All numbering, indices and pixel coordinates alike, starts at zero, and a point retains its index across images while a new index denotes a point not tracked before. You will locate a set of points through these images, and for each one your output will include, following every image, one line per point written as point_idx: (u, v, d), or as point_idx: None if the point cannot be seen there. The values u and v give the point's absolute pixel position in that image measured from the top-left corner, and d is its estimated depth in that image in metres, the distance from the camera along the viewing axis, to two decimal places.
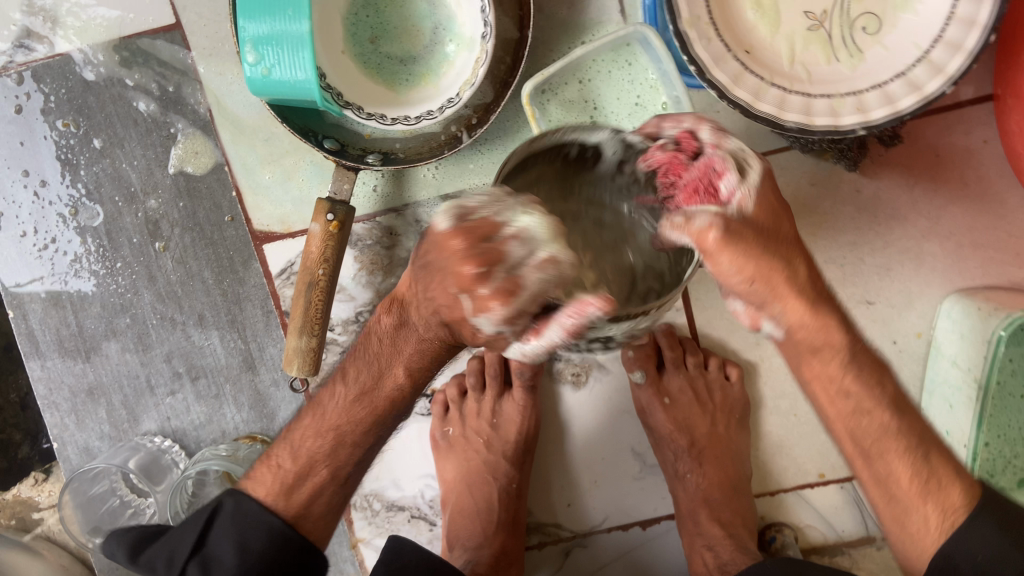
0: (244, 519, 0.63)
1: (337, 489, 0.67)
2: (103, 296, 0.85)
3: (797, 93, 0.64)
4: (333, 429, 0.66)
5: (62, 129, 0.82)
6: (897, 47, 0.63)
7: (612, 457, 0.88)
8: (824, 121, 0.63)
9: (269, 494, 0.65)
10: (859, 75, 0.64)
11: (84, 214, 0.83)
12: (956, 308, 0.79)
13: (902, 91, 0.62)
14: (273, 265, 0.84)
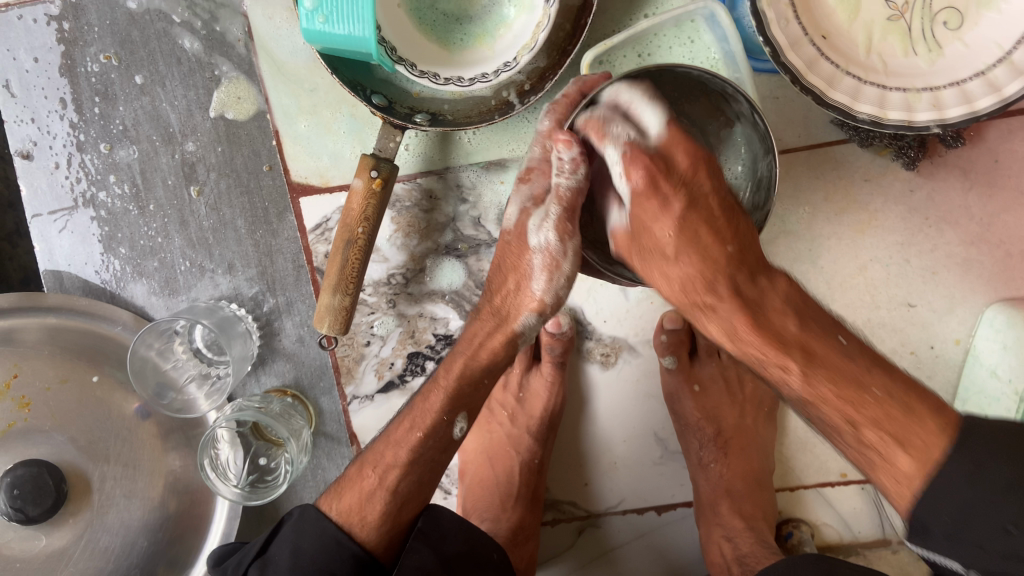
0: (317, 529, 0.62)
1: (415, 497, 0.65)
2: (132, 237, 0.83)
3: (871, 84, 0.62)
4: (409, 434, 0.65)
5: (103, 62, 0.80)
6: (977, 46, 0.61)
7: (635, 440, 0.87)
8: (898, 115, 0.62)
9: (357, 513, 0.63)
10: (936, 71, 0.62)
11: (120, 151, 0.82)
12: (999, 317, 0.77)
13: (981, 90, 0.60)
14: (308, 219, 0.82)
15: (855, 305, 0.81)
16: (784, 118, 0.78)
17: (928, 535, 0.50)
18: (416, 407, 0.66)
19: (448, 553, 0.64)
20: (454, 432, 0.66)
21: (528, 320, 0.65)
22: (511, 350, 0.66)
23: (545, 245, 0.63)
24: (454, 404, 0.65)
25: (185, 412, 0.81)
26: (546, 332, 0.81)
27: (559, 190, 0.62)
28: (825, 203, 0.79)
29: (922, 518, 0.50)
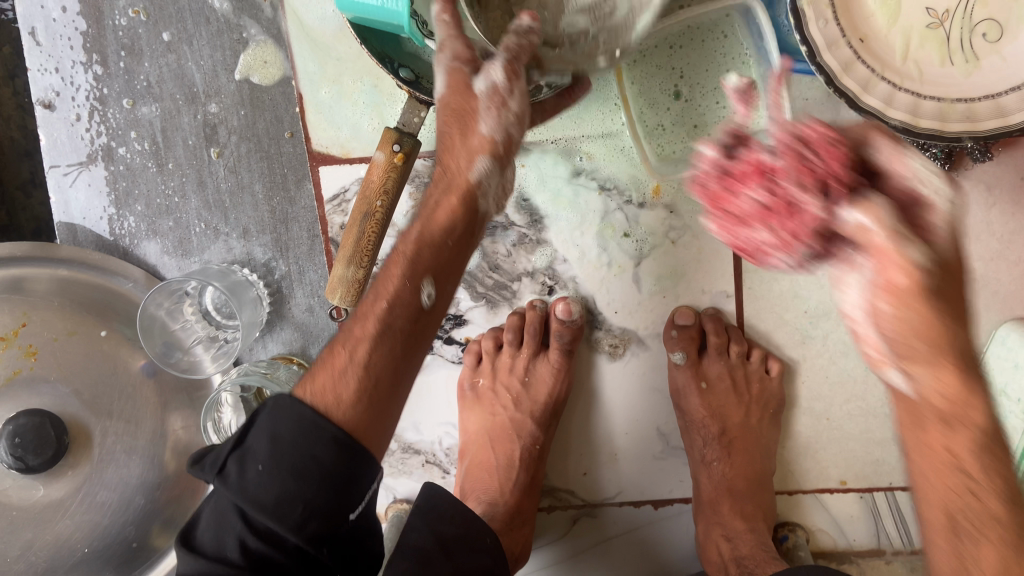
0: (297, 414, 0.51)
1: (390, 373, 0.56)
2: (148, 194, 0.83)
3: (906, 91, 0.61)
4: (374, 304, 0.57)
5: (132, 17, 0.80)
6: (1015, 59, 0.60)
7: (637, 434, 0.87)
8: (931, 123, 0.61)
9: (338, 383, 0.53)
10: (972, 82, 0.61)
11: (142, 107, 0.81)
12: (1012, 336, 0.77)
13: (1017, 104, 0.60)
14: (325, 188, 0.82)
15: None
16: (811, 121, 0.77)
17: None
18: (373, 284, 0.59)
19: (446, 535, 0.62)
20: (423, 301, 0.59)
21: (484, 165, 0.63)
22: (470, 210, 0.64)
23: (492, 88, 0.61)
24: (413, 269, 0.59)
25: (191, 372, 0.82)
26: (555, 318, 0.81)
27: (498, 93, 0.61)
28: None
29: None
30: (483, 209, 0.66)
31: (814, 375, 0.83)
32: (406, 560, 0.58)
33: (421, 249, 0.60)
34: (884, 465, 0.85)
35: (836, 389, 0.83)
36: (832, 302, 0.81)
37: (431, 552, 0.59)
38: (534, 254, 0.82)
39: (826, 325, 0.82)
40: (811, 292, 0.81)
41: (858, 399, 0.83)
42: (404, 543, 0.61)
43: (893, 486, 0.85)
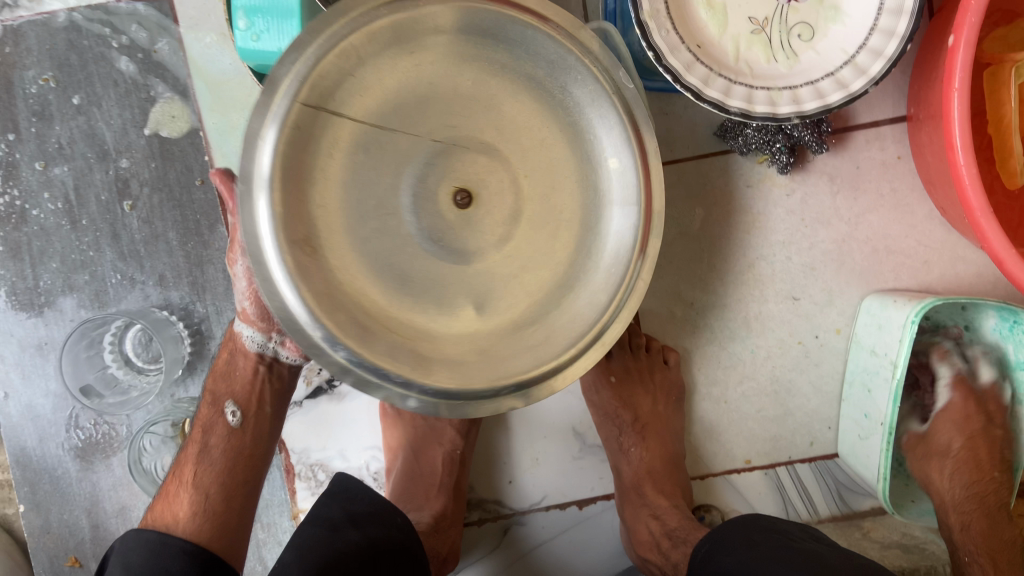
0: (142, 539, 0.72)
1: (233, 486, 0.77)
2: (63, 252, 0.86)
3: (740, 84, 0.73)
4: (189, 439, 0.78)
5: (42, 85, 0.84)
6: (827, 52, 0.73)
7: (555, 436, 0.92)
8: (764, 109, 0.73)
9: (176, 502, 0.75)
10: (795, 73, 0.74)
11: (54, 168, 0.85)
12: (873, 303, 0.87)
13: (831, 88, 0.73)
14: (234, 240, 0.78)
15: (745, 301, 0.90)
16: (673, 131, 0.87)
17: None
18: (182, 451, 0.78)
19: (356, 512, 0.70)
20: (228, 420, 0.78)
21: None
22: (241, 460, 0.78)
23: None
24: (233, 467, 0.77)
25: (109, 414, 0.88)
26: None
27: None
28: (714, 207, 0.89)
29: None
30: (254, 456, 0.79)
31: (705, 363, 0.91)
32: (315, 527, 0.67)
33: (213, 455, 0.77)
34: (782, 440, 0.92)
35: (730, 373, 0.91)
36: (714, 294, 0.90)
37: (339, 520, 0.68)
38: None
39: (712, 314, 0.90)
40: (694, 287, 0.90)
41: (750, 380, 0.91)
42: (314, 513, 0.69)
43: (792, 459, 0.92)
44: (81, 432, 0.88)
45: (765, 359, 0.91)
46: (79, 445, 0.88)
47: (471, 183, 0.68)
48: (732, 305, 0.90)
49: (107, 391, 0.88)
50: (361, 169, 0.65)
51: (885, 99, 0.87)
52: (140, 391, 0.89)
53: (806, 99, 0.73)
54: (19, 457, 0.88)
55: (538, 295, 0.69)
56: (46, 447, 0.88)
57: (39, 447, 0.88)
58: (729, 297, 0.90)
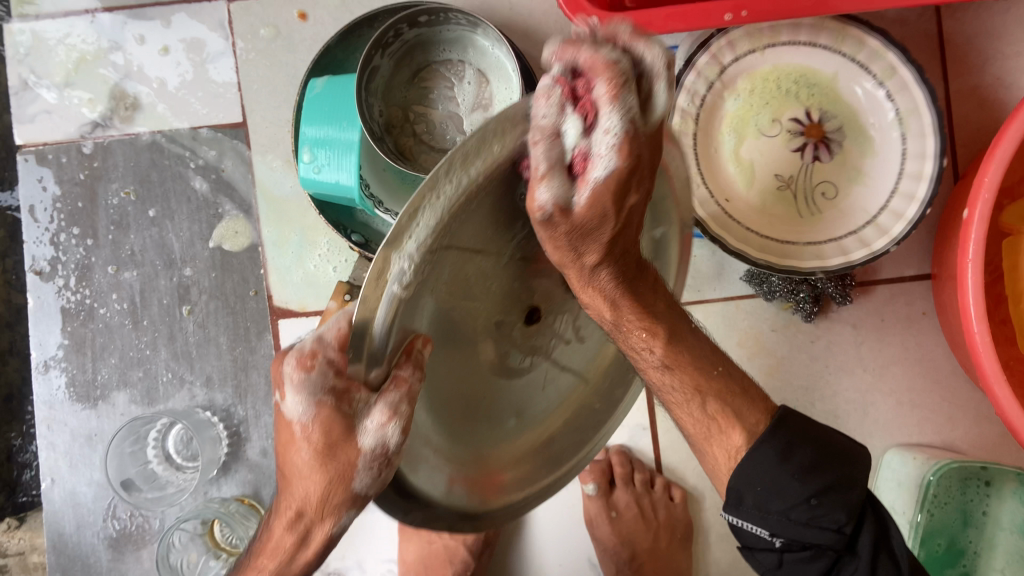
0: None
1: None
2: (122, 350, 0.93)
3: (768, 238, 0.78)
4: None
5: (123, 197, 0.93)
6: (850, 211, 0.78)
7: (571, 565, 0.91)
8: (789, 262, 0.76)
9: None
10: (818, 229, 0.78)
11: (124, 273, 0.93)
12: (895, 458, 0.87)
13: (854, 245, 0.76)
14: (305, 384, 0.45)
15: None
16: (701, 273, 0.91)
17: (741, 504, 0.58)
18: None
19: None
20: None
21: None
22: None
23: None
24: None
25: (144, 505, 0.91)
26: None
27: None
28: (738, 348, 0.91)
29: (737, 487, 0.58)
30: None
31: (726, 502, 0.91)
32: None
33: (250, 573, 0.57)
34: None
35: None
36: None
37: None
38: None
39: None
40: None
41: None
42: None
43: None
44: (117, 523, 0.92)
45: None
46: (112, 535, 0.92)
47: (544, 300, 0.55)
48: None
49: (146, 484, 0.93)
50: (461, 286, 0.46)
51: (911, 255, 0.90)
52: (176, 487, 0.93)
53: (829, 253, 0.77)
54: (57, 542, 0.93)
55: (587, 424, 0.63)
56: (83, 534, 0.92)
57: (76, 533, 0.93)
58: None
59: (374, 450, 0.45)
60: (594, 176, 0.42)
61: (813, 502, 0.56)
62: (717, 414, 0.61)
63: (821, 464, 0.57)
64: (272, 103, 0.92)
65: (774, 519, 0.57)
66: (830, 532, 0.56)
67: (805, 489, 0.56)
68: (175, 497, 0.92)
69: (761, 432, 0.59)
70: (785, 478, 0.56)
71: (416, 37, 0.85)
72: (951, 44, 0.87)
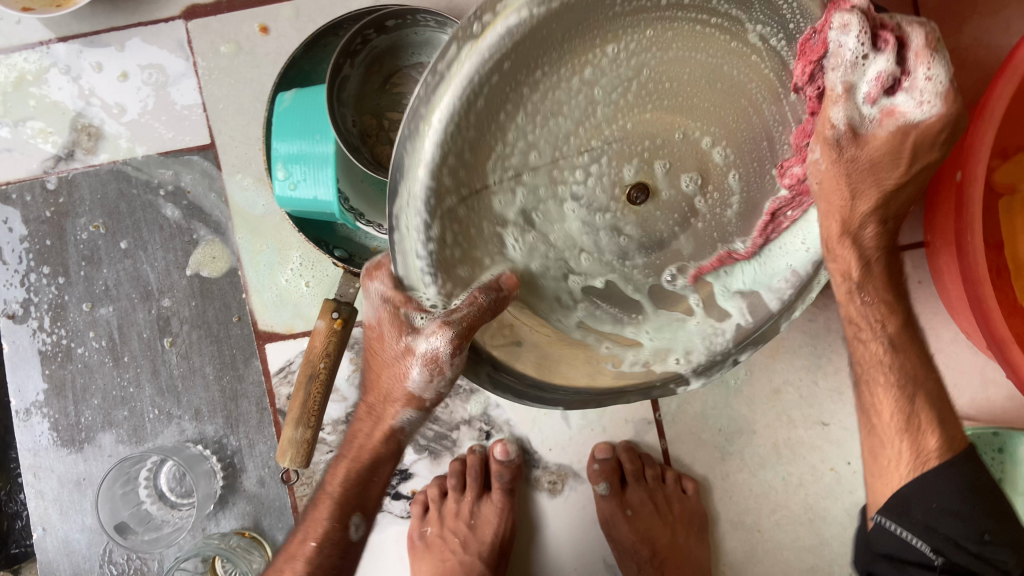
0: None
1: None
2: (105, 389, 0.90)
3: None
4: (304, 546, 0.65)
5: (92, 231, 0.89)
6: None
7: (586, 568, 0.89)
8: None
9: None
10: None
11: (100, 309, 0.90)
12: None
13: None
14: (383, 288, 0.56)
15: (774, 426, 0.89)
16: None
17: (908, 515, 0.63)
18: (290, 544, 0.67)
19: None
20: (352, 532, 0.66)
21: None
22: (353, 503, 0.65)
23: None
24: (343, 509, 0.65)
25: (142, 547, 0.88)
26: (495, 459, 0.87)
27: None
28: None
29: (909, 497, 0.63)
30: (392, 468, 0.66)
31: (741, 488, 0.90)
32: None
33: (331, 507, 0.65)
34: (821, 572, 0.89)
35: (762, 501, 0.89)
36: (741, 419, 0.89)
37: None
38: (469, 402, 0.89)
39: (740, 441, 0.89)
40: (720, 413, 0.89)
41: (783, 509, 0.89)
42: None
43: None
44: (115, 568, 0.89)
45: (798, 486, 0.89)
46: None
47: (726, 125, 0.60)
48: (761, 430, 0.89)
49: (141, 527, 0.90)
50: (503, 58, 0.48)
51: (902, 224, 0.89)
52: (174, 525, 0.90)
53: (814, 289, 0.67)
54: None
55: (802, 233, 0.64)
56: None
57: None
58: (758, 422, 0.89)
59: (426, 358, 0.57)
60: (904, 112, 0.54)
61: (988, 538, 0.61)
62: (952, 439, 0.64)
63: (1001, 516, 0.62)
64: (240, 122, 0.89)
65: (942, 539, 0.62)
66: (987, 564, 0.61)
67: (983, 524, 0.61)
68: (174, 535, 0.89)
69: (958, 457, 0.63)
70: (960, 515, 0.61)
71: (384, 42, 0.83)
72: (925, 10, 0.86)
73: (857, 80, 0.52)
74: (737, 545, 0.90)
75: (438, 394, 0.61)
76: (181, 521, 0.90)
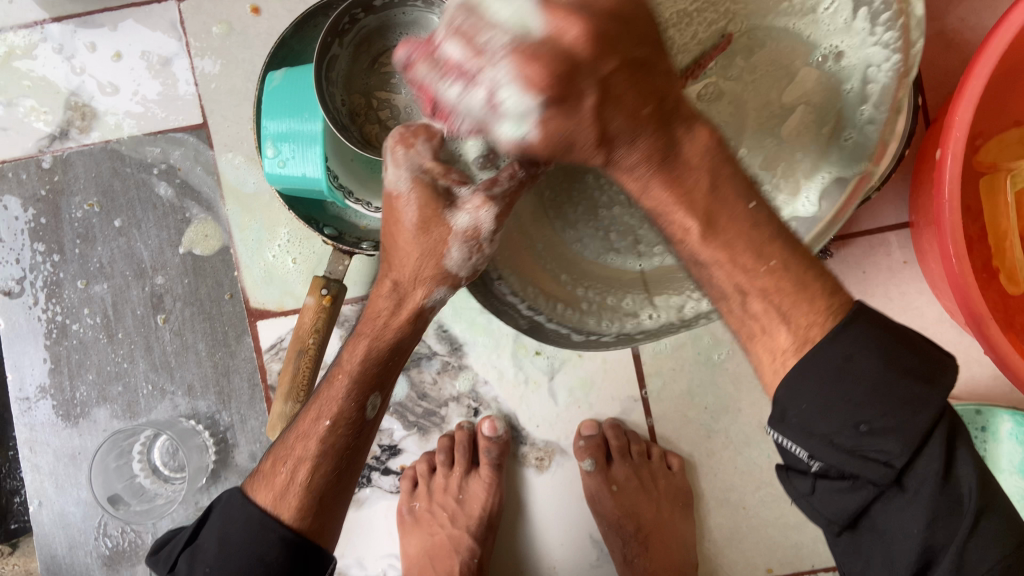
0: (244, 514, 0.63)
1: (332, 489, 0.65)
2: (99, 364, 0.91)
3: None
4: (316, 424, 0.65)
5: (87, 209, 0.91)
6: None
7: (572, 543, 0.91)
8: None
9: (284, 501, 0.63)
10: None
11: (94, 286, 0.91)
12: None
13: None
14: (415, 160, 0.61)
15: (759, 404, 0.90)
16: None
17: (785, 421, 0.49)
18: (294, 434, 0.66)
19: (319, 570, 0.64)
20: (366, 413, 0.67)
21: None
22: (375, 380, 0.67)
23: None
24: (362, 387, 0.66)
25: (135, 520, 0.89)
26: (482, 435, 0.88)
27: None
28: None
29: (784, 399, 0.49)
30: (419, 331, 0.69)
31: (727, 466, 0.91)
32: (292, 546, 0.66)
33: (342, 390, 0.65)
34: (805, 549, 0.90)
35: (747, 478, 0.90)
36: (727, 397, 0.90)
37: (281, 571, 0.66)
38: (457, 378, 0.90)
39: (726, 419, 0.90)
40: (706, 391, 0.90)
41: (768, 486, 0.90)
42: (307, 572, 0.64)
43: (816, 568, 0.90)
44: (109, 540, 0.91)
45: (782, 464, 0.90)
46: (106, 553, 0.90)
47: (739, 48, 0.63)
48: (747, 408, 0.90)
49: (134, 499, 0.91)
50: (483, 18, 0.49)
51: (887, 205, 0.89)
52: (167, 499, 0.91)
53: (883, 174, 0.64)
54: (50, 565, 0.91)
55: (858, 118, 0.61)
56: (75, 555, 0.90)
57: (69, 554, 0.91)
58: (743, 400, 0.90)
59: (468, 226, 0.62)
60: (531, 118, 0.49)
61: (864, 429, 0.46)
62: (831, 303, 0.50)
63: (885, 386, 0.46)
64: (233, 102, 0.90)
65: (817, 440, 0.47)
66: (879, 465, 0.46)
67: (855, 411, 0.46)
68: (167, 509, 0.91)
69: (831, 330, 0.48)
70: (846, 398, 0.46)
71: (373, 22, 0.84)
72: None
73: (474, 111, 0.50)
74: (722, 522, 0.91)
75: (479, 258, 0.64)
76: (174, 495, 0.92)
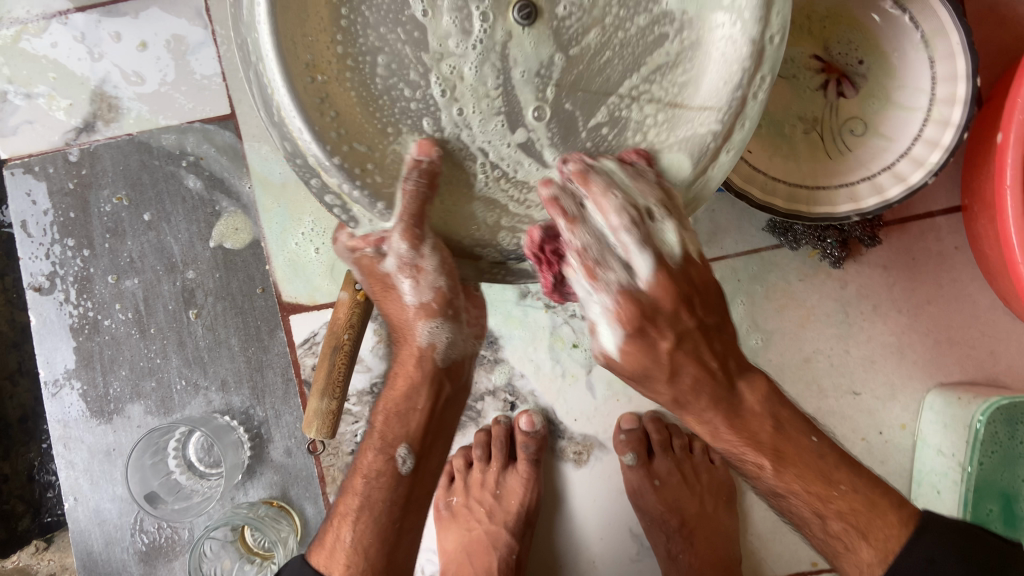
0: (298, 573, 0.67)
1: (386, 544, 0.67)
2: (132, 360, 0.90)
3: (814, 190, 0.76)
4: (358, 481, 0.67)
5: (116, 204, 0.89)
6: (883, 142, 0.76)
7: (612, 537, 0.89)
8: (824, 209, 0.74)
9: (334, 559, 0.66)
10: (850, 168, 0.76)
11: (125, 281, 0.90)
12: (937, 400, 0.84)
13: (890, 181, 0.74)
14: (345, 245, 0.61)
15: (803, 396, 0.88)
16: (722, 227, 0.88)
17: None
18: (361, 472, 0.67)
19: None
20: (401, 465, 0.67)
21: None
22: (405, 406, 0.67)
23: None
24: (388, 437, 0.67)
25: (171, 517, 0.88)
26: (520, 430, 0.87)
27: None
28: (765, 300, 0.88)
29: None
30: (445, 360, 0.67)
31: None
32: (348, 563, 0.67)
33: (392, 424, 0.67)
34: None
35: None
36: None
37: None
38: (493, 371, 0.88)
39: None
40: None
41: None
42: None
43: None
44: (146, 537, 0.90)
45: None
46: (143, 549, 0.90)
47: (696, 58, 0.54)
48: (790, 400, 0.88)
49: (170, 496, 0.90)
50: (300, 32, 0.48)
51: (937, 189, 0.86)
52: (203, 495, 0.91)
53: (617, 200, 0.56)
54: (86, 561, 0.90)
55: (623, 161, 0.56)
56: (112, 551, 0.90)
57: (106, 550, 0.90)
58: (787, 392, 0.88)
59: (400, 265, 0.59)
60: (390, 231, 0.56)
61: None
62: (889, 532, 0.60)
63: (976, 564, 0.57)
64: None
65: None
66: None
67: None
68: (203, 505, 0.90)
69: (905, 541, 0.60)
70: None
71: None
72: None
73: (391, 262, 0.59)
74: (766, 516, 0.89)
75: (440, 299, 0.63)
76: (209, 491, 0.91)
